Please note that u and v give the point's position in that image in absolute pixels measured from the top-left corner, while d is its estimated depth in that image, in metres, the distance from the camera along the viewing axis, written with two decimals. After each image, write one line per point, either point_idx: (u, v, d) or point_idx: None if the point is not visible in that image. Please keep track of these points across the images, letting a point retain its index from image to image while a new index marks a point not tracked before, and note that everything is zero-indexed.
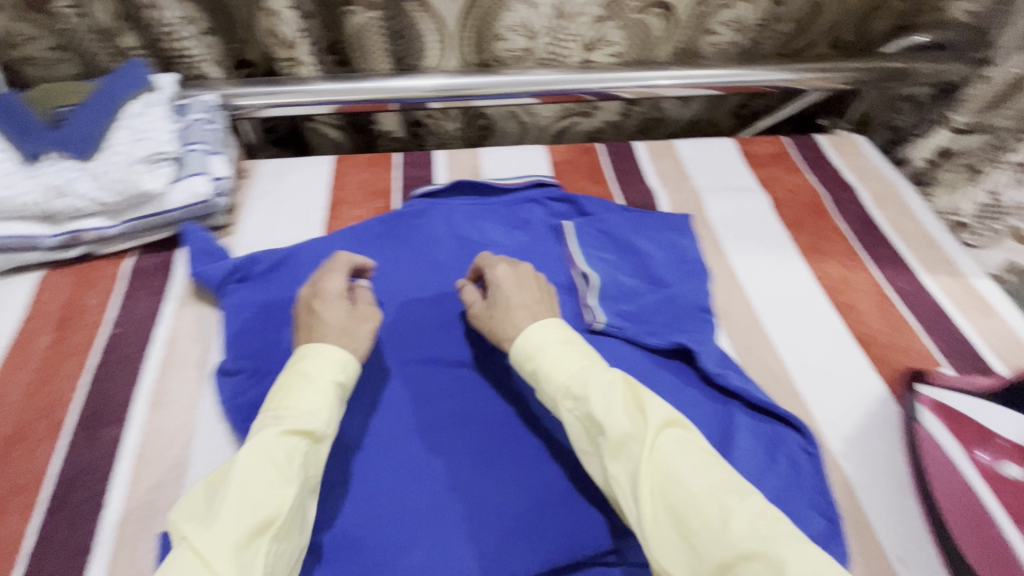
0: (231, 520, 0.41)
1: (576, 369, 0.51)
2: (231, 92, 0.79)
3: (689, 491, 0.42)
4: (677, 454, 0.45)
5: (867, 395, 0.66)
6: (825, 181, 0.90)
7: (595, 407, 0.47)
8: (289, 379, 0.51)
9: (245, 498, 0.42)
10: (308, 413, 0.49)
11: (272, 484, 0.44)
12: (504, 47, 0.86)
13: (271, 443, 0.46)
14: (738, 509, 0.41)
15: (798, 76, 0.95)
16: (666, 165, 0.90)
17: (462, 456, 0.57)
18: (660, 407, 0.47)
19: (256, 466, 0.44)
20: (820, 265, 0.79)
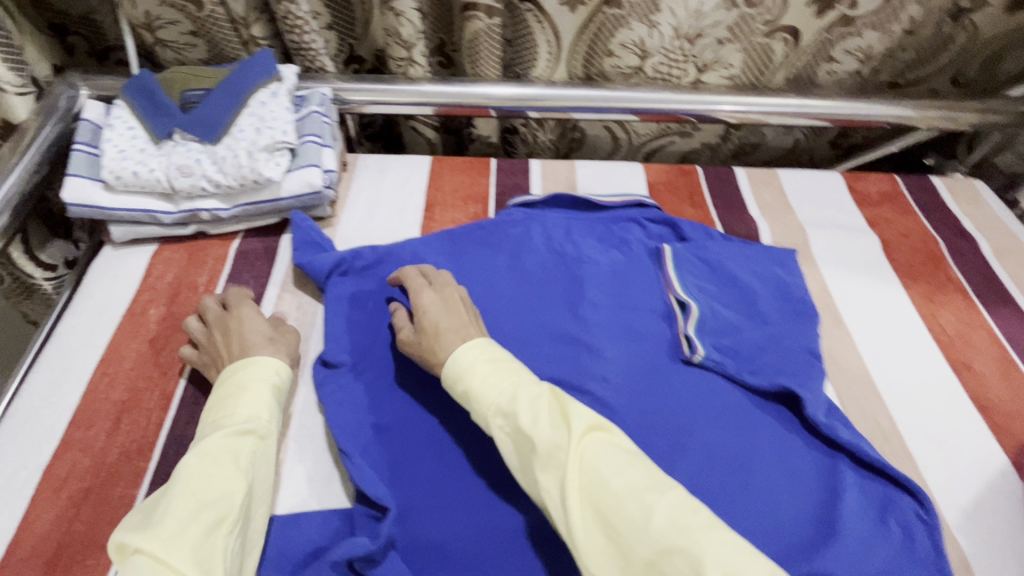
0: (181, 522, 0.42)
1: (505, 386, 0.51)
2: (342, 87, 0.81)
3: (613, 492, 0.43)
4: (601, 457, 0.46)
5: (987, 465, 0.61)
6: (940, 228, 0.84)
7: (523, 420, 0.48)
8: (222, 389, 0.53)
9: (196, 496, 0.44)
10: (250, 414, 0.51)
11: (226, 482, 0.46)
12: (612, 64, 0.85)
13: (216, 445, 0.48)
14: (658, 506, 0.42)
15: (915, 112, 0.89)
16: (767, 195, 0.87)
17: None
18: (583, 414, 0.48)
19: (206, 465, 0.46)
20: (935, 318, 0.73)
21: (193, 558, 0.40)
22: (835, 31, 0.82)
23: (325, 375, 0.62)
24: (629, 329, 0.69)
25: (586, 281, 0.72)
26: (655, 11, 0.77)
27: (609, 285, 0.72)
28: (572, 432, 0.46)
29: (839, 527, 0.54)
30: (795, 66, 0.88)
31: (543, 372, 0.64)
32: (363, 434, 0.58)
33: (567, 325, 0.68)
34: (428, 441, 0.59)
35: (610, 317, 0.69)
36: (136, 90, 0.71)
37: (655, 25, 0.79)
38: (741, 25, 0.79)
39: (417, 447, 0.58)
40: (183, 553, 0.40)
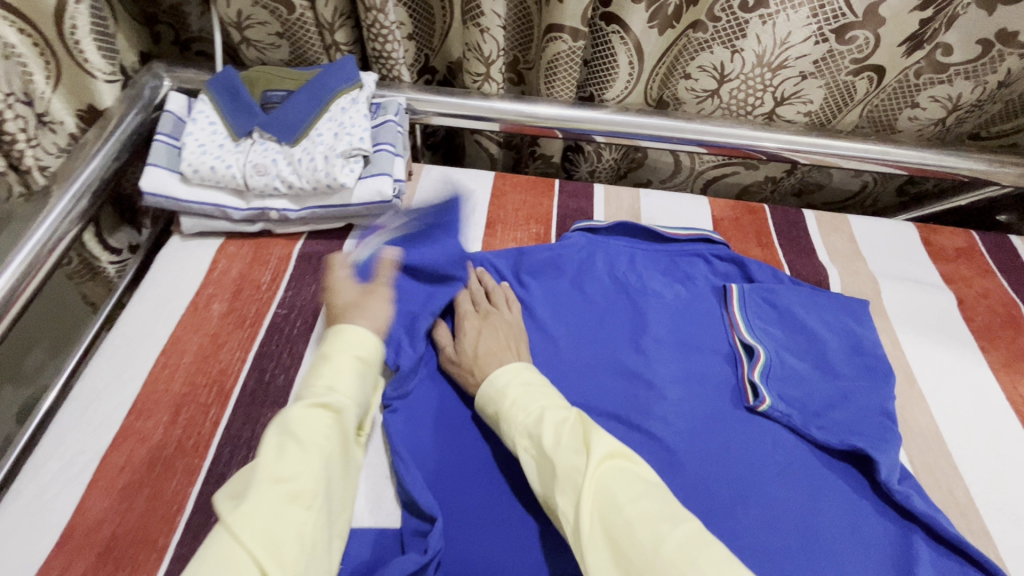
0: (258, 498, 0.40)
1: (534, 408, 0.52)
2: (415, 97, 0.81)
3: (627, 518, 0.42)
4: (617, 482, 0.45)
5: None
6: (1020, 291, 0.80)
7: (547, 441, 0.48)
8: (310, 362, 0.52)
9: (273, 472, 0.42)
10: (328, 387, 0.49)
11: (302, 459, 0.43)
12: (687, 87, 0.84)
13: (293, 417, 0.46)
14: (669, 536, 0.41)
15: (997, 168, 0.85)
16: (837, 241, 0.84)
17: None
18: (605, 440, 0.47)
19: (285, 440, 0.44)
20: (1015, 388, 0.69)
21: (264, 539, 0.38)
22: (923, 75, 0.80)
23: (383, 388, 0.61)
24: (691, 369, 0.66)
25: (649, 315, 0.70)
26: (740, 36, 0.75)
27: (671, 322, 0.70)
28: (590, 455, 0.46)
29: None
30: (870, 103, 0.86)
31: (601, 406, 0.62)
32: (419, 451, 0.57)
33: (627, 359, 0.66)
34: (482, 465, 0.57)
35: (672, 355, 0.67)
36: (219, 86, 0.72)
37: (738, 50, 0.77)
38: (828, 59, 0.77)
39: (474, 470, 0.57)
40: (254, 533, 0.38)
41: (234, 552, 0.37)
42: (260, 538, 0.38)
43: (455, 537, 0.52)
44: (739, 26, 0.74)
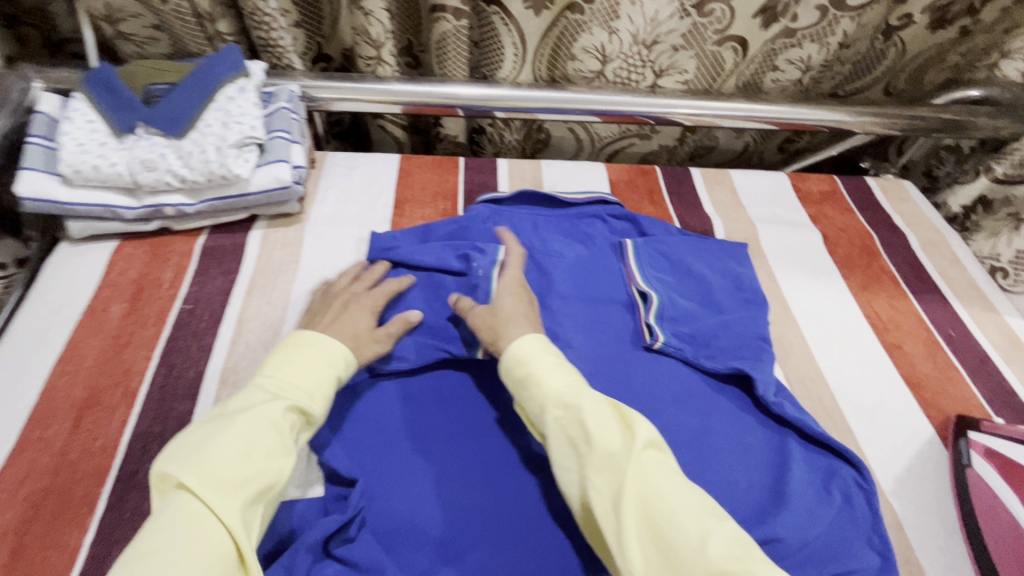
0: (235, 483, 0.44)
1: (569, 383, 0.54)
2: (310, 84, 0.81)
3: (671, 508, 0.45)
4: (661, 474, 0.48)
5: (915, 436, 0.67)
6: (874, 224, 0.92)
7: (588, 419, 0.50)
8: (296, 358, 0.55)
9: (249, 460, 0.46)
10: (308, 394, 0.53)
11: (277, 454, 0.48)
12: (575, 67, 0.89)
13: (276, 413, 0.49)
14: (715, 533, 0.44)
15: (854, 118, 0.94)
16: (721, 194, 0.92)
17: (521, 464, 0.59)
18: (645, 429, 0.51)
19: (258, 432, 0.47)
20: (870, 305, 0.80)
21: (236, 519, 0.43)
22: (779, 42, 0.88)
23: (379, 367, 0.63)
24: (592, 318, 0.72)
25: (555, 274, 0.75)
26: (614, 18, 0.81)
27: (574, 279, 0.75)
28: (636, 442, 0.49)
29: (788, 496, 0.58)
30: (744, 74, 0.94)
31: None
32: (340, 423, 0.59)
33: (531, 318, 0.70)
34: (401, 429, 0.60)
35: (575, 306, 0.72)
36: (94, 83, 0.70)
37: (615, 31, 0.83)
38: (694, 32, 0.84)
39: (397, 433, 0.60)
40: (225, 513, 0.42)
41: (202, 526, 0.41)
42: (231, 522, 0.42)
43: (378, 496, 0.55)
44: (612, 8, 0.79)
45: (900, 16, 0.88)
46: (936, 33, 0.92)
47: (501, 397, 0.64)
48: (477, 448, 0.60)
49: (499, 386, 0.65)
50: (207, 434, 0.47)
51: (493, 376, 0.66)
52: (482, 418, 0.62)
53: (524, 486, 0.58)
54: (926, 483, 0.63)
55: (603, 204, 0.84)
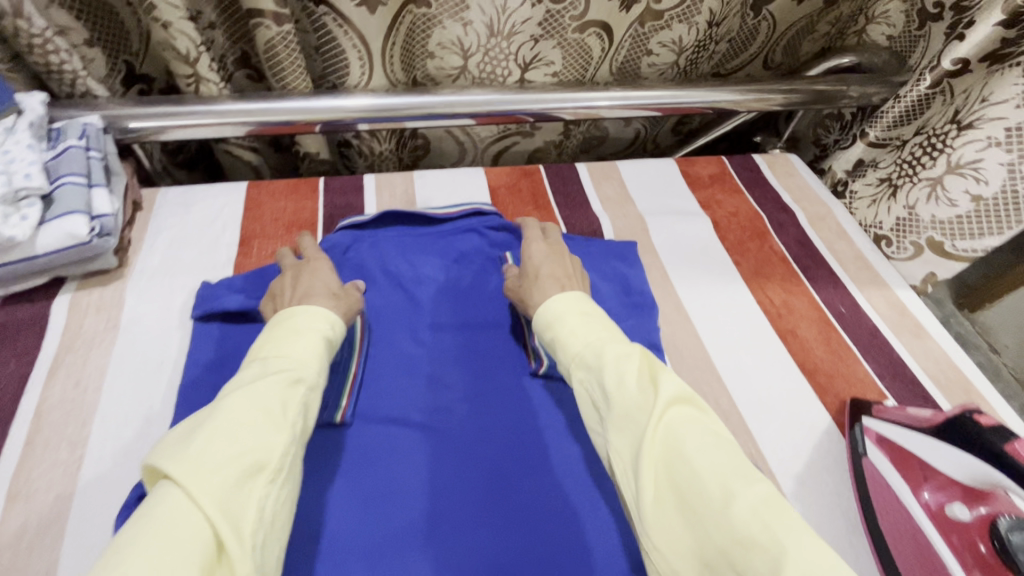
0: (216, 460, 0.38)
1: (590, 339, 0.51)
2: (121, 114, 0.69)
3: (694, 470, 0.40)
4: (689, 433, 0.43)
5: (813, 428, 0.65)
6: (764, 204, 0.90)
7: (607, 377, 0.47)
8: (276, 331, 0.51)
9: (233, 439, 0.40)
10: (298, 361, 0.48)
11: (265, 431, 0.42)
12: (436, 66, 0.81)
13: (265, 390, 0.44)
14: (743, 494, 0.38)
15: (741, 98, 0.91)
16: (610, 189, 0.88)
17: (404, 535, 0.52)
18: (671, 384, 0.46)
19: (245, 409, 0.42)
20: (763, 292, 0.77)
21: (219, 503, 0.37)
22: (647, 25, 0.83)
23: None
24: (471, 349, 0.66)
25: (433, 308, 0.68)
26: (464, 8, 0.74)
27: (455, 311, 0.69)
28: (657, 396, 0.45)
29: None
30: (617, 58, 0.88)
31: (387, 413, 0.59)
32: None
33: (407, 361, 0.64)
34: (356, 515, 0.53)
35: (451, 338, 0.66)
36: None
37: (468, 22, 0.76)
38: (550, 20, 0.78)
39: (356, 520, 0.52)
40: (207, 493, 0.37)
41: (182, 514, 0.35)
42: (217, 500, 0.36)
43: None
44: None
45: None
46: (802, 5, 0.90)
47: (382, 458, 0.56)
48: (437, 501, 0.54)
49: (457, 437, 0.59)
50: (196, 417, 0.42)
51: (359, 436, 0.57)
52: (357, 488, 0.54)
53: (506, 553, 0.52)
54: (825, 484, 0.61)
55: (478, 216, 0.76)
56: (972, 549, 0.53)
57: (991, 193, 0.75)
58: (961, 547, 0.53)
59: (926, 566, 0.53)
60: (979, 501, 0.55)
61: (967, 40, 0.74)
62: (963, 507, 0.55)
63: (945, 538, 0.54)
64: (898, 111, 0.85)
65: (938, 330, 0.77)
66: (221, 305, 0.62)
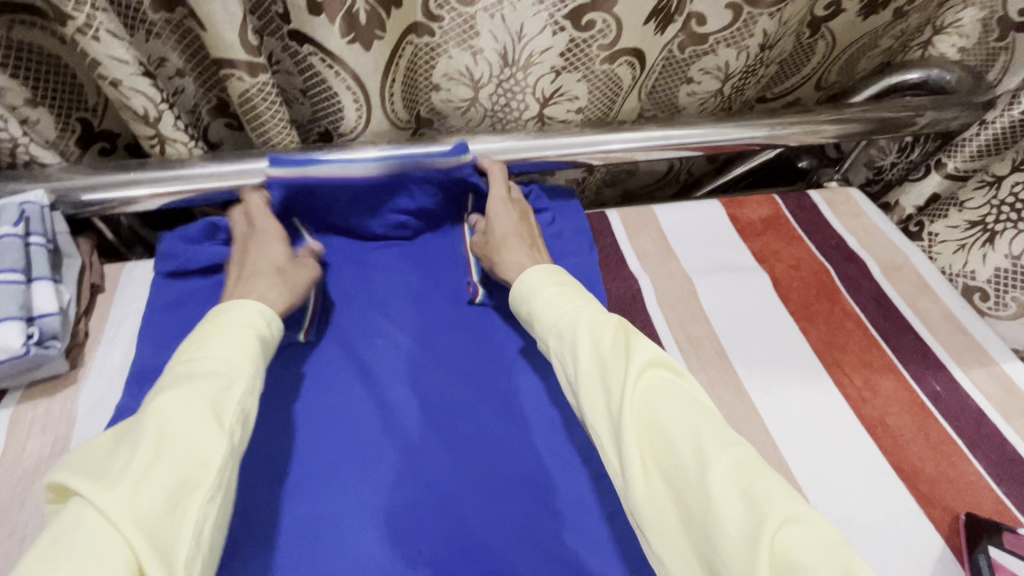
0: (134, 475, 0.35)
1: (565, 311, 0.50)
2: (72, 184, 0.58)
3: (668, 436, 0.39)
4: (663, 397, 0.42)
5: (918, 556, 0.52)
6: (827, 252, 0.77)
7: (584, 347, 0.46)
8: (204, 326, 0.46)
9: (157, 452, 0.36)
10: (224, 357, 0.43)
11: (196, 438, 0.38)
12: (442, 98, 0.71)
13: (192, 388, 0.40)
14: (717, 459, 0.37)
15: (794, 131, 0.78)
16: (648, 241, 0.75)
17: (358, 465, 0.52)
18: (645, 349, 0.45)
19: (172, 414, 0.38)
20: (839, 367, 0.65)
21: (142, 521, 0.33)
22: (687, 50, 0.71)
23: None
24: (419, 287, 0.66)
25: (388, 270, 0.67)
26: (474, 34, 0.63)
27: (408, 289, 0.65)
28: (630, 364, 0.43)
29: None
30: (646, 85, 0.76)
31: (334, 355, 0.59)
32: None
33: (365, 375, 0.58)
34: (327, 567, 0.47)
35: (403, 283, 0.66)
36: None
37: (478, 51, 0.64)
38: (574, 49, 0.65)
39: (337, 554, 0.47)
40: (129, 516, 0.33)
41: (98, 537, 0.32)
42: (139, 521, 0.33)
43: None
44: (468, 22, 0.61)
45: (826, 6, 0.73)
46: (868, 21, 0.77)
47: (330, 398, 0.56)
48: (394, 435, 0.54)
49: (425, 434, 0.55)
50: (121, 432, 0.38)
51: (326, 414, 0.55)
52: (307, 429, 0.54)
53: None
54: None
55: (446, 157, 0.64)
56: None
57: None
58: None
59: None
60: None
61: None
62: None
63: None
64: (981, 141, 0.72)
65: None
66: (194, 267, 0.61)
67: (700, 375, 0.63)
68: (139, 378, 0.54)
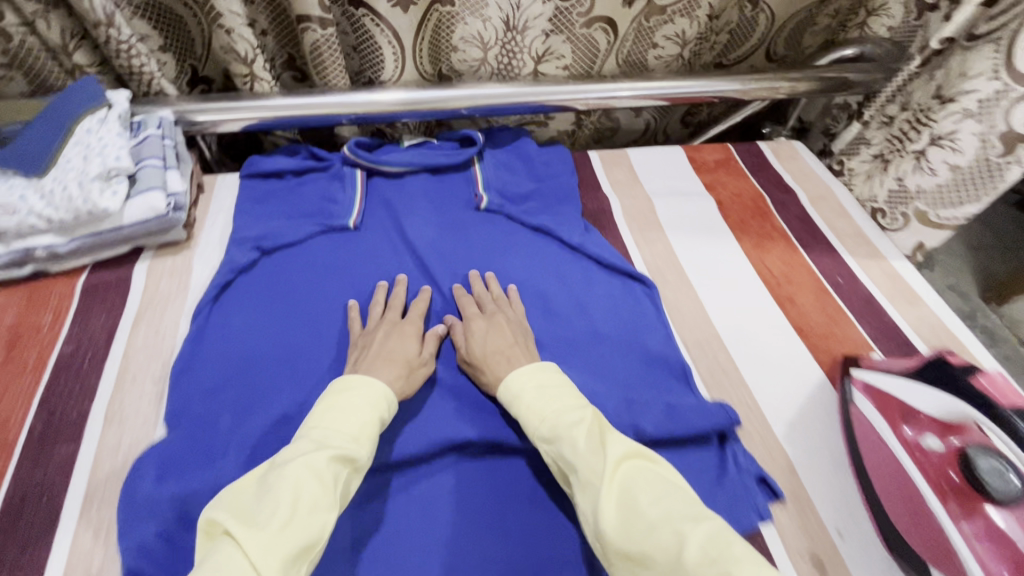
0: (274, 525, 0.43)
1: (550, 413, 0.55)
2: (186, 108, 0.79)
3: (647, 522, 0.45)
4: (641, 486, 0.48)
5: (804, 381, 0.70)
6: (766, 185, 0.96)
7: (565, 450, 0.52)
8: (327, 400, 0.56)
9: (294, 513, 0.44)
10: (348, 438, 0.52)
11: (320, 508, 0.46)
12: (459, 58, 0.89)
13: (320, 463, 0.48)
14: (691, 535, 0.43)
15: (745, 86, 0.96)
16: (620, 173, 0.95)
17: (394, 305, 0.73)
18: (621, 444, 0.51)
19: (303, 478, 0.46)
20: (762, 262, 0.83)
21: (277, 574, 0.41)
22: (652, 19, 0.89)
23: (278, 385, 0.64)
24: (439, 198, 0.86)
25: (414, 186, 0.87)
26: (484, 5, 0.82)
27: (429, 198, 0.86)
28: (607, 458, 0.50)
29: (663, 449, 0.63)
30: (623, 51, 0.95)
31: (375, 240, 0.80)
32: (234, 439, 0.59)
33: (398, 252, 0.79)
34: None
35: (425, 195, 0.86)
36: None
37: (487, 19, 0.84)
38: (560, 16, 0.86)
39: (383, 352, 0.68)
40: (269, 562, 0.41)
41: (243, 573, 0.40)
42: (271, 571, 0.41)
43: None
44: None
45: None
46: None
47: (372, 266, 0.77)
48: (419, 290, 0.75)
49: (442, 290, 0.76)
50: (261, 482, 0.48)
51: (370, 277, 0.75)
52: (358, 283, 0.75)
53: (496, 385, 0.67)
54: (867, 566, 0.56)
55: (468, 141, 0.91)
56: (945, 479, 0.57)
57: (966, 161, 0.77)
58: (935, 479, 0.57)
59: (914, 515, 0.56)
60: (951, 433, 0.59)
61: (954, 20, 0.75)
62: (934, 439, 0.60)
63: (920, 470, 0.58)
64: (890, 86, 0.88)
65: (933, 298, 0.81)
66: (267, 167, 0.84)
67: (651, 263, 0.82)
68: (236, 245, 0.75)
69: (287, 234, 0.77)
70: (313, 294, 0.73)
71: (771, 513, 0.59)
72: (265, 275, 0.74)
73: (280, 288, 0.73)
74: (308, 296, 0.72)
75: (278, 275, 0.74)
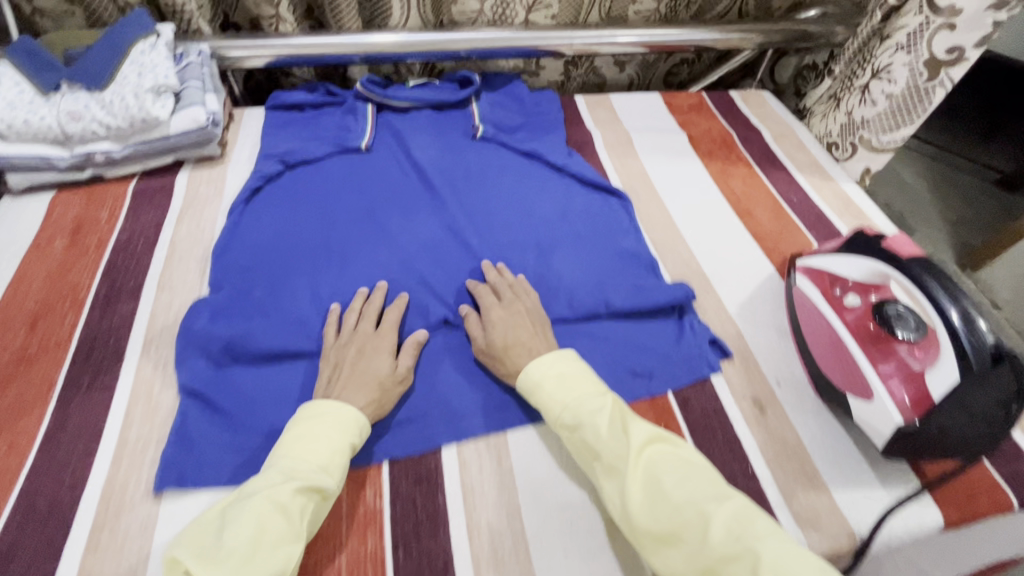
0: (234, 562, 0.44)
1: (570, 400, 0.58)
2: (220, 44, 0.91)
3: (672, 503, 0.49)
4: (665, 467, 0.52)
5: (756, 274, 0.81)
6: (734, 125, 1.07)
7: (589, 436, 0.54)
8: (298, 424, 0.55)
9: (255, 549, 0.45)
10: (319, 468, 0.52)
11: (282, 545, 0.46)
12: (458, 10, 1.02)
13: (284, 494, 0.48)
14: (716, 515, 0.47)
15: (724, 36, 1.08)
16: (602, 113, 1.06)
17: (400, 208, 0.84)
18: (642, 427, 0.55)
19: (266, 513, 0.47)
20: (726, 183, 0.94)
21: None
22: None
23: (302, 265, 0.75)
24: (439, 129, 0.97)
25: (418, 118, 0.98)
26: None
27: (431, 128, 0.97)
28: (631, 442, 0.53)
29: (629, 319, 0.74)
30: (604, 4, 1.07)
31: (384, 160, 0.91)
32: (266, 303, 0.70)
33: (404, 169, 0.90)
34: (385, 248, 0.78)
35: (428, 125, 0.97)
36: (17, 51, 0.77)
37: None
38: None
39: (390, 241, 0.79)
40: None
41: None
42: None
43: (300, 343, 0.67)
44: None
45: None
46: None
47: (381, 178, 0.88)
48: (421, 197, 0.86)
49: (441, 196, 0.86)
50: (224, 512, 0.48)
51: (379, 187, 0.87)
52: (369, 191, 0.86)
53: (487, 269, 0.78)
54: (833, 457, 0.63)
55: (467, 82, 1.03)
56: (862, 325, 0.66)
57: (900, 89, 0.88)
58: (854, 325, 0.66)
59: (835, 356, 0.66)
60: (870, 291, 0.68)
61: None
62: (856, 297, 0.68)
63: (842, 320, 0.67)
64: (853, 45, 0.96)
65: (877, 214, 0.91)
66: (290, 99, 0.95)
67: (627, 183, 0.93)
68: (264, 158, 0.87)
69: (308, 151, 0.89)
70: (329, 198, 0.84)
71: (720, 367, 0.70)
72: (288, 181, 0.85)
73: (301, 193, 0.84)
74: (325, 199, 0.84)
75: (300, 182, 0.85)
